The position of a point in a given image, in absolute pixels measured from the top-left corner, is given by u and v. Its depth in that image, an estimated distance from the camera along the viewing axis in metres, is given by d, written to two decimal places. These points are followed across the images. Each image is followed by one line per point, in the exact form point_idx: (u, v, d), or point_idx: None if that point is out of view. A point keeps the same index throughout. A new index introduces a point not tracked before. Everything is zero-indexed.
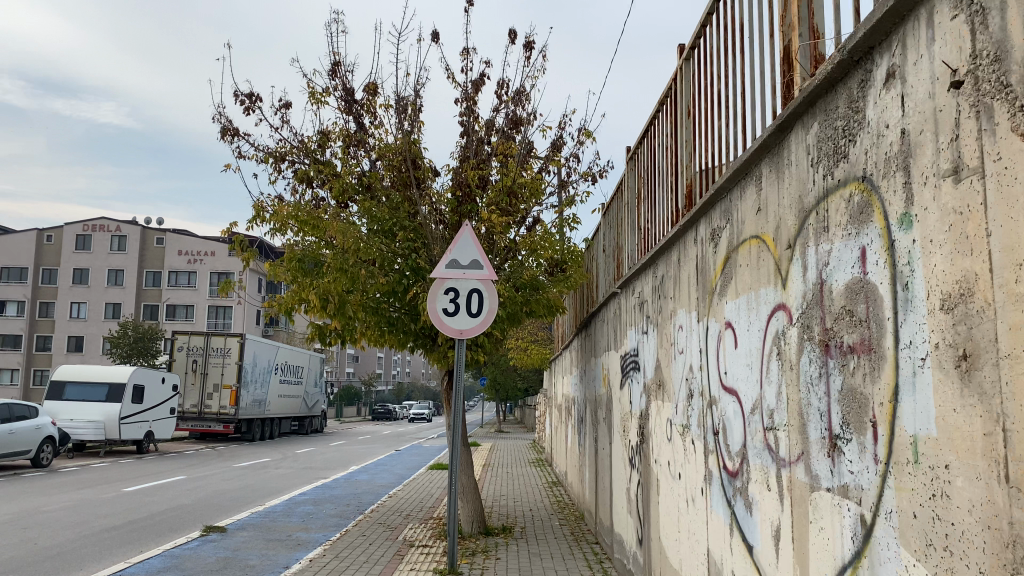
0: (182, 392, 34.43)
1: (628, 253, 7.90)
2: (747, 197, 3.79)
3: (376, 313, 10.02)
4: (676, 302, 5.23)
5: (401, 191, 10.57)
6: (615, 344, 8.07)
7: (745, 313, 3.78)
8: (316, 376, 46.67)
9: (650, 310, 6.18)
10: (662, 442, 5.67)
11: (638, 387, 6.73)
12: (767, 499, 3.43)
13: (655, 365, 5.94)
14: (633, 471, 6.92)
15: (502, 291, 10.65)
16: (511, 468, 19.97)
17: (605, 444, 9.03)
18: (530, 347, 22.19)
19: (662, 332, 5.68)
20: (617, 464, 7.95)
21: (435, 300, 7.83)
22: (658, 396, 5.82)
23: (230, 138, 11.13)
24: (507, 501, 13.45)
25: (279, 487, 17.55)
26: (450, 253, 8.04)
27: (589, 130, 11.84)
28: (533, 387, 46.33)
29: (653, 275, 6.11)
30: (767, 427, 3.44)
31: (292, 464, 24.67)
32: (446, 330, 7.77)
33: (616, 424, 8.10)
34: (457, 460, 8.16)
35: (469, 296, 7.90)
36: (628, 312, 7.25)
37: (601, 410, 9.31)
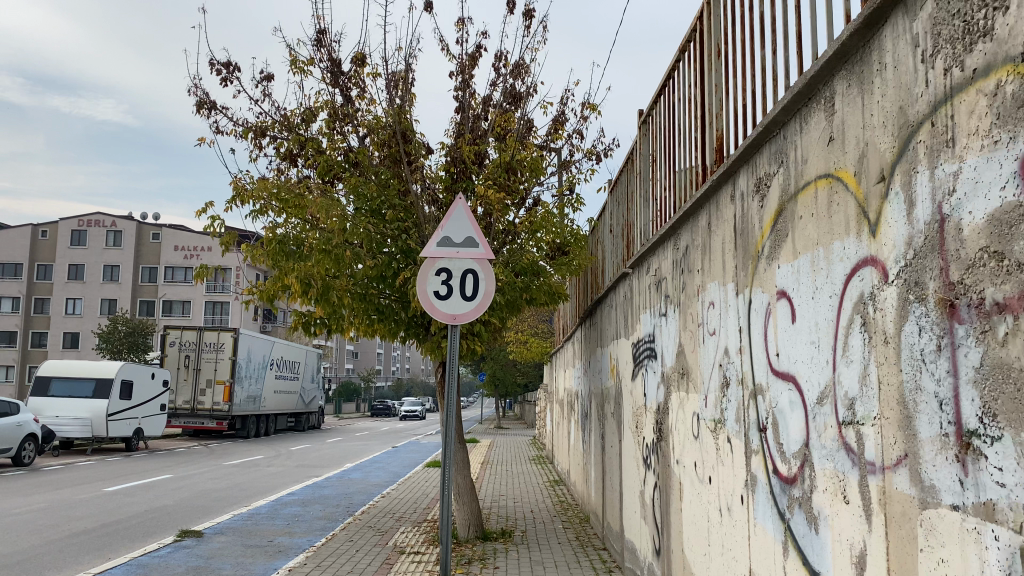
0: (174, 388, 33.63)
1: (641, 229, 7.10)
2: (803, 136, 3.04)
3: (363, 300, 9.21)
4: (704, 275, 4.44)
5: (391, 166, 9.75)
6: (626, 331, 7.28)
7: (807, 277, 2.98)
8: (313, 372, 45.86)
9: (670, 288, 5.38)
10: (687, 440, 4.88)
11: (654, 377, 5.93)
12: (844, 516, 2.64)
13: (676, 351, 5.14)
14: (649, 471, 6.12)
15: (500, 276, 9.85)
16: (512, 466, 19.18)
17: (613, 442, 8.24)
18: (531, 341, 21.34)
19: (686, 311, 4.89)
20: (628, 464, 7.16)
21: (426, 280, 7.01)
22: (681, 386, 5.02)
23: (206, 112, 10.29)
24: (506, 502, 12.66)
25: (268, 487, 16.76)
26: (442, 230, 7.22)
27: (594, 103, 11.02)
28: (533, 383, 45.46)
29: (673, 248, 5.31)
30: (843, 422, 2.65)
31: (285, 462, 23.88)
32: (439, 314, 6.97)
33: (627, 419, 7.31)
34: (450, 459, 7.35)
35: (463, 277, 7.08)
36: (641, 294, 6.46)
37: (609, 404, 8.53)
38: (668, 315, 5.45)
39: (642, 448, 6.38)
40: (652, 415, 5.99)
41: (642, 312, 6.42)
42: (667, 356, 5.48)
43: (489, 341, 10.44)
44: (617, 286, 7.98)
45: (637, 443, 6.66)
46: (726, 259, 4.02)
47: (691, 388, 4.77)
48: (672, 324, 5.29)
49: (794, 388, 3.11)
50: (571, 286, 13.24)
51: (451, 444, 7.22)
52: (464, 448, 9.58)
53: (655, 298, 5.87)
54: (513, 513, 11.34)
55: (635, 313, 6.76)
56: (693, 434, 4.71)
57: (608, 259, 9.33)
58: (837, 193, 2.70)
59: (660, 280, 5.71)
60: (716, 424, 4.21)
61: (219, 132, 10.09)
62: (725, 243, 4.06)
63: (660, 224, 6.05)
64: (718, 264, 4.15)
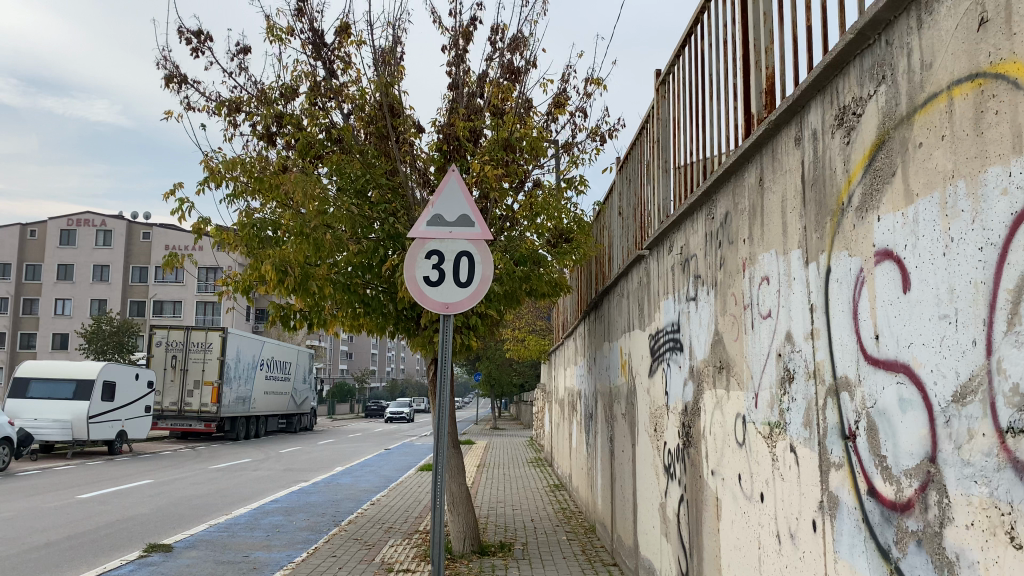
0: (160, 389, 32.68)
1: (659, 205, 6.28)
2: (922, 33, 2.21)
3: (347, 291, 8.37)
4: (754, 245, 3.62)
5: (377, 143, 8.91)
6: (641, 321, 6.45)
7: (933, 227, 2.15)
8: (305, 372, 44.93)
9: (701, 265, 4.56)
10: (727, 446, 4.05)
11: (679, 372, 5.11)
12: (1009, 565, 1.80)
13: (711, 340, 4.32)
14: (673, 481, 5.29)
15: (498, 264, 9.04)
16: (509, 469, 18.32)
17: (624, 446, 7.41)
18: (528, 338, 20.51)
19: (725, 292, 4.07)
20: (645, 470, 6.33)
21: (414, 265, 6.15)
22: (718, 383, 4.19)
23: (175, 86, 9.42)
24: (505, 510, 11.83)
25: (252, 492, 15.87)
26: (432, 207, 6.36)
27: (598, 78, 10.20)
28: (530, 382, 44.62)
29: (706, 219, 4.49)
30: (1007, 429, 1.83)
31: (273, 465, 23.01)
32: (430, 303, 6.12)
33: (642, 421, 6.48)
34: (442, 468, 6.49)
35: (457, 260, 6.22)
36: (662, 277, 5.63)
37: (618, 403, 7.71)
38: (699, 299, 4.63)
39: (663, 455, 5.55)
40: (677, 417, 5.16)
41: (663, 298, 5.60)
42: (697, 347, 4.66)
43: (486, 335, 9.61)
44: (629, 273, 7.16)
45: (656, 448, 5.83)
46: (787, 220, 3.20)
47: (734, 385, 3.94)
48: (705, 308, 4.46)
49: (908, 381, 2.28)
50: (573, 278, 12.43)
51: (444, 449, 6.39)
52: (459, 453, 8.74)
53: (681, 280, 5.04)
54: (512, 523, 10.49)
55: (654, 300, 5.93)
56: (737, 440, 3.88)
57: (617, 244, 8.51)
58: (995, 96, 1.88)
59: (687, 258, 4.89)
60: (772, 429, 3.38)
61: (190, 108, 9.22)
62: (785, 202, 3.23)
63: (686, 196, 5.22)
64: (776, 228, 3.33)
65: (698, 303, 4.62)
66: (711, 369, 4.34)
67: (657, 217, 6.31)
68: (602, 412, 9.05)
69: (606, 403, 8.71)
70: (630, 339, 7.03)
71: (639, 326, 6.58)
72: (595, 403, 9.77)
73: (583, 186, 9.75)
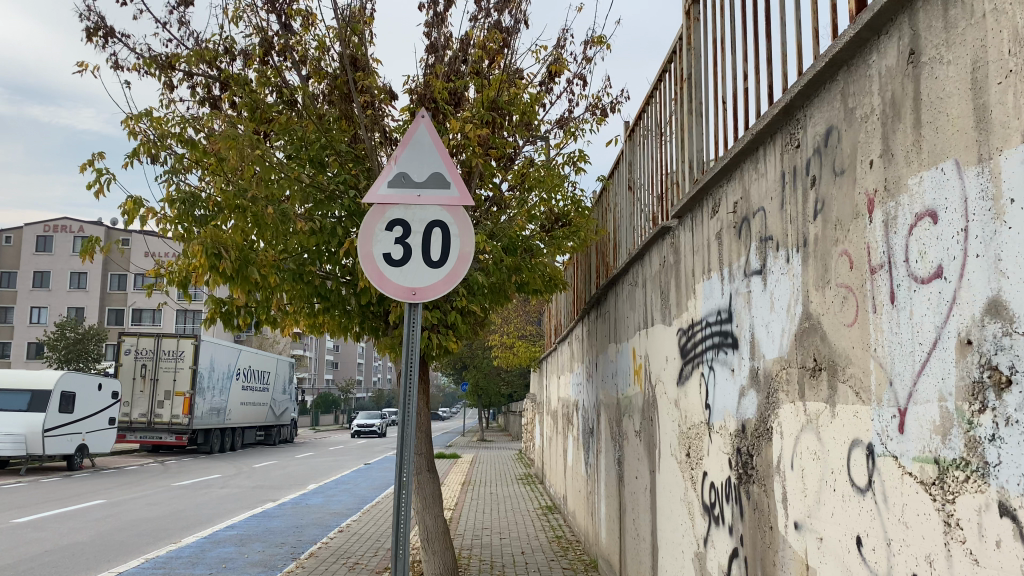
0: (128, 400, 30.87)
1: (687, 162, 4.87)
2: None
3: (299, 279, 6.93)
4: (895, 164, 2.21)
5: (338, 103, 7.47)
6: (664, 313, 5.04)
7: None
8: (285, 382, 43.24)
9: (774, 221, 3.14)
10: (832, 492, 2.63)
11: (729, 378, 3.69)
12: None
13: (796, 330, 2.91)
14: (720, 528, 3.86)
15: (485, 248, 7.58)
16: (496, 486, 16.78)
17: (638, 472, 5.99)
18: (518, 344, 19.05)
19: (825, 254, 2.67)
20: (670, 506, 4.90)
21: (371, 240, 4.74)
22: (811, 395, 2.77)
23: (100, 42, 7.95)
24: (490, 539, 10.34)
25: (212, 514, 14.30)
26: (395, 162, 4.84)
27: (602, 37, 8.81)
28: (518, 392, 43.05)
29: (781, 153, 3.10)
30: None
31: (242, 481, 21.34)
32: (392, 290, 4.70)
33: (665, 443, 5.06)
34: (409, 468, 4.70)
35: (428, 233, 4.75)
36: (700, 250, 4.20)
37: (630, 418, 6.28)
38: (768, 273, 3.22)
39: (704, 491, 4.13)
40: (727, 441, 3.72)
41: (702, 278, 4.18)
42: (766, 342, 3.23)
43: (471, 337, 8.16)
44: (644, 255, 5.75)
45: (690, 481, 4.39)
46: (987, 100, 1.81)
47: (843, 396, 2.53)
48: (784, 283, 3.04)
49: None
50: (569, 273, 11.04)
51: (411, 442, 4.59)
52: (433, 479, 7.26)
53: (734, 250, 3.62)
54: (499, 557, 9.01)
55: (686, 283, 4.51)
56: (854, 482, 2.46)
57: (626, 226, 7.10)
58: None
59: (746, 217, 3.48)
60: (945, 473, 1.97)
61: (117, 64, 7.72)
62: (981, 69, 1.84)
63: (736, 137, 3.83)
64: (957, 122, 1.92)
65: (769, 277, 3.20)
66: (794, 373, 2.93)
67: (685, 179, 4.90)
68: (607, 428, 7.63)
69: (611, 418, 7.28)
70: (647, 339, 5.61)
71: (660, 321, 5.16)
72: (596, 416, 8.35)
73: (584, 161, 8.29)
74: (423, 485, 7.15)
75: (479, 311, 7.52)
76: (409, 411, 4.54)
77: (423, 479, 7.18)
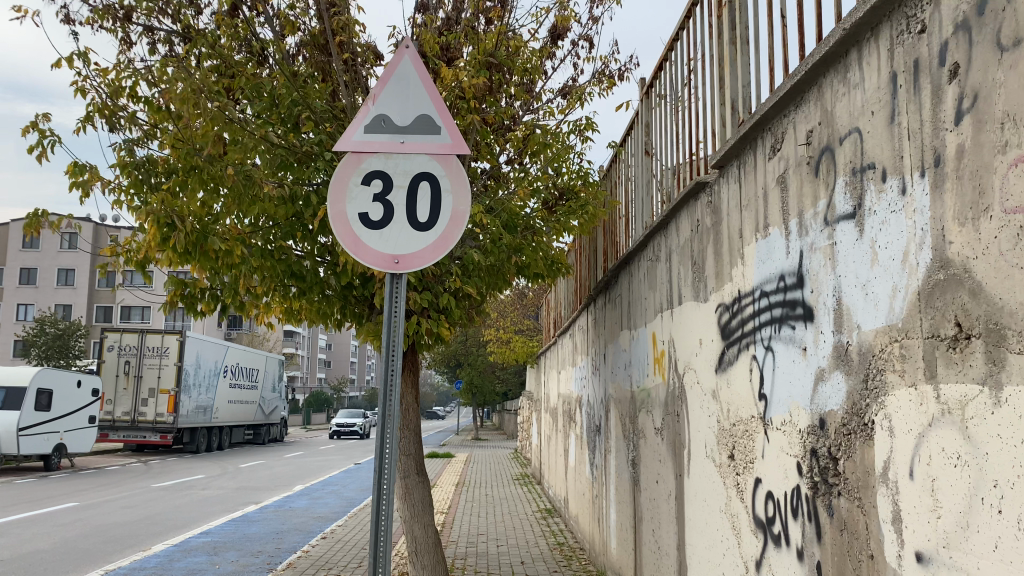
0: (112, 398, 29.86)
1: (727, 105, 4.06)
2: None
3: (268, 257, 6.05)
4: None
5: (314, 59, 6.63)
6: (696, 289, 4.23)
7: None
8: (275, 380, 42.29)
9: (879, 143, 2.34)
10: (992, 513, 1.81)
11: (799, 360, 2.89)
12: None
13: (921, 286, 2.10)
14: (783, 549, 3.04)
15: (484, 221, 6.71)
16: (492, 488, 15.91)
17: (659, 476, 5.17)
18: (514, 339, 18.22)
19: (980, 169, 1.86)
20: (706, 518, 4.08)
21: (344, 198, 3.91)
22: (951, 374, 1.96)
23: None
24: (487, 546, 9.50)
25: (189, 518, 13.42)
26: (372, 104, 4.00)
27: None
28: (513, 392, 42.14)
29: (889, 49, 2.29)
30: None
31: (225, 482, 20.40)
32: (371, 259, 3.87)
33: (697, 443, 4.26)
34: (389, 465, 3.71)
35: (413, 188, 3.91)
36: (752, 203, 3.40)
37: (648, 413, 5.47)
38: (867, 215, 2.41)
39: (757, 501, 3.33)
40: (796, 439, 2.91)
41: (754, 238, 3.38)
42: (863, 307, 2.42)
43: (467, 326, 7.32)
44: (667, 224, 4.94)
45: (737, 490, 3.59)
46: None
47: (1018, 373, 1.72)
48: (896, 225, 2.23)
49: None
50: (574, 257, 10.15)
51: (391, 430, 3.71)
52: (425, 483, 6.40)
53: (807, 193, 2.82)
54: (496, 567, 8.17)
55: (729, 247, 3.70)
56: None
57: (641, 197, 6.26)
58: None
59: (829, 146, 2.66)
60: None
61: (67, 16, 6.84)
62: None
63: (805, 54, 3.02)
64: None
65: (869, 221, 2.39)
66: (916, 347, 2.12)
67: (723, 124, 4.07)
68: (617, 426, 6.82)
69: (624, 413, 6.48)
70: (672, 322, 4.80)
71: (691, 297, 4.35)
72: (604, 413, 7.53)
73: (591, 129, 7.44)
74: (411, 490, 6.29)
75: (475, 295, 6.67)
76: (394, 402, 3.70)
77: (411, 483, 6.32)
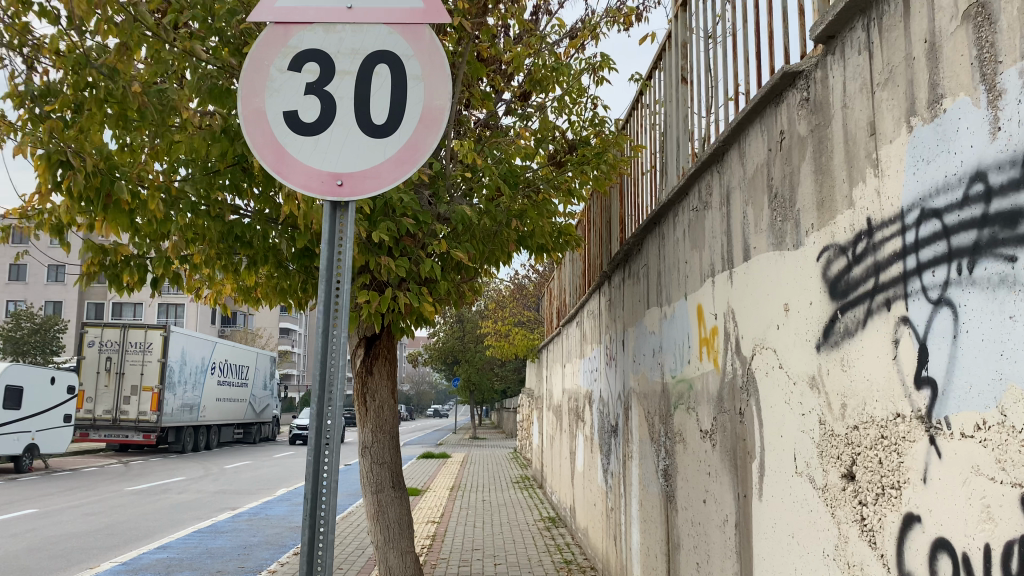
0: (92, 396, 28.45)
1: None
2: None
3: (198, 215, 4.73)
4: None
5: None
6: (778, 233, 2.95)
7: None
8: (267, 377, 40.95)
9: None
10: None
11: None
12: None
13: None
14: None
15: (484, 170, 5.40)
16: (490, 492, 14.61)
17: (707, 494, 3.89)
18: (514, 331, 16.91)
19: None
20: (796, 560, 2.79)
21: (265, 90, 2.64)
22: None
23: None
24: (483, 564, 8.22)
25: (154, 528, 12.10)
26: None
27: None
28: (512, 389, 40.80)
29: None
30: None
31: (204, 484, 19.06)
32: (304, 178, 2.58)
33: (778, 453, 3.00)
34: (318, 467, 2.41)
35: (365, 76, 2.63)
36: (900, 75, 2.13)
37: (691, 411, 4.20)
38: None
39: (912, 554, 2.06)
40: (1019, 457, 1.65)
41: (904, 128, 2.11)
42: None
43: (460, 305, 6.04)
44: (722, 154, 3.65)
45: (863, 530, 2.32)
46: None
47: None
48: None
49: None
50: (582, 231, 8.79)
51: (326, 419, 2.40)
52: (405, 501, 5.11)
53: None
54: None
55: (847, 156, 2.42)
56: None
57: (675, 137, 4.95)
58: None
59: None
60: None
61: None
62: None
63: None
64: None
65: None
66: None
67: None
68: (641, 427, 5.55)
69: (651, 411, 5.21)
70: (731, 286, 3.53)
71: (767, 247, 3.07)
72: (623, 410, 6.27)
73: (609, 67, 6.13)
74: (386, 508, 5.00)
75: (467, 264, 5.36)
76: (337, 395, 2.43)
77: (385, 499, 5.02)
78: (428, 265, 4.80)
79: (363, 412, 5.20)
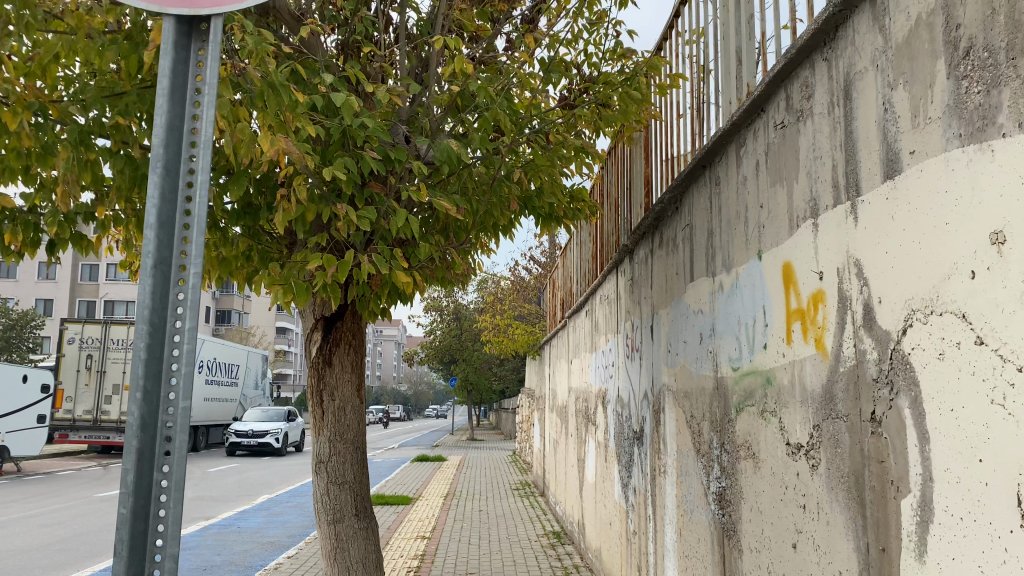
0: (72, 395, 26.50)
1: None
2: None
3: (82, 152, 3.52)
4: None
5: None
6: (978, 113, 1.73)
7: None
8: (258, 376, 39.67)
9: None
10: None
11: None
12: None
13: None
14: None
15: (480, 102, 4.15)
16: (486, 501, 13.33)
17: (803, 538, 2.66)
18: (514, 326, 15.66)
19: None
20: None
21: None
22: None
23: None
24: None
25: (114, 542, 10.84)
26: None
27: None
28: (509, 389, 39.56)
29: None
30: None
31: (182, 489, 17.59)
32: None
33: (967, 490, 1.77)
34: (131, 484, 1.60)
35: None
36: None
37: (770, 416, 2.98)
38: None
39: None
40: None
41: None
42: None
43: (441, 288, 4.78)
44: (836, 30, 2.43)
45: None
46: None
47: None
48: None
49: None
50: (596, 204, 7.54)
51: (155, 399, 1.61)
52: (373, 533, 3.91)
53: None
54: None
55: None
56: None
57: (733, 50, 3.72)
58: None
59: None
60: None
61: None
62: None
63: None
64: None
65: None
66: None
67: None
68: (679, 437, 4.35)
69: (696, 416, 3.99)
70: (854, 226, 2.31)
71: (946, 144, 1.84)
72: (651, 415, 5.06)
73: None
74: (351, 546, 3.79)
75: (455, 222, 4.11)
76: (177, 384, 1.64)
77: (347, 533, 3.81)
78: (403, 216, 3.55)
79: (319, 414, 3.98)
